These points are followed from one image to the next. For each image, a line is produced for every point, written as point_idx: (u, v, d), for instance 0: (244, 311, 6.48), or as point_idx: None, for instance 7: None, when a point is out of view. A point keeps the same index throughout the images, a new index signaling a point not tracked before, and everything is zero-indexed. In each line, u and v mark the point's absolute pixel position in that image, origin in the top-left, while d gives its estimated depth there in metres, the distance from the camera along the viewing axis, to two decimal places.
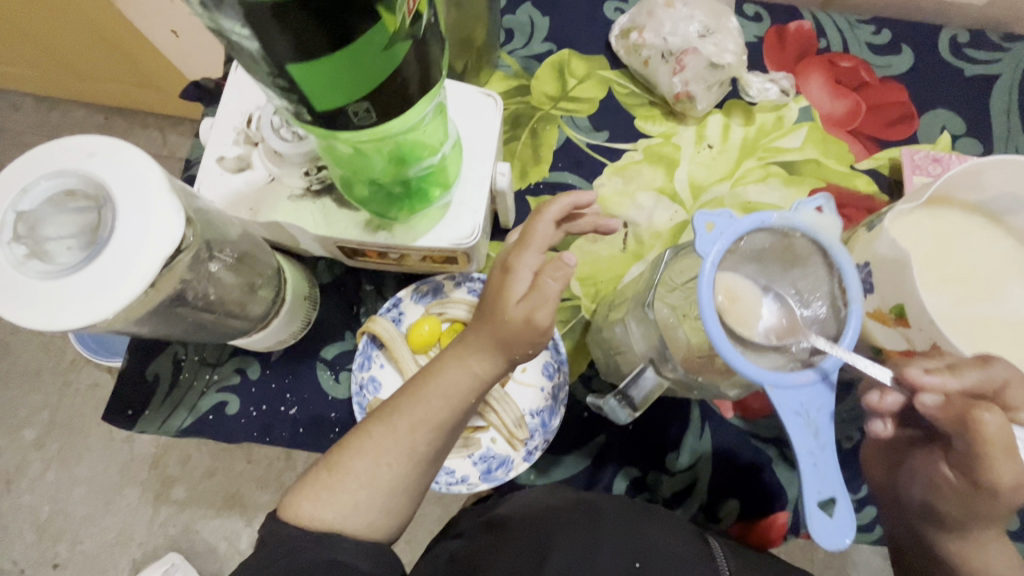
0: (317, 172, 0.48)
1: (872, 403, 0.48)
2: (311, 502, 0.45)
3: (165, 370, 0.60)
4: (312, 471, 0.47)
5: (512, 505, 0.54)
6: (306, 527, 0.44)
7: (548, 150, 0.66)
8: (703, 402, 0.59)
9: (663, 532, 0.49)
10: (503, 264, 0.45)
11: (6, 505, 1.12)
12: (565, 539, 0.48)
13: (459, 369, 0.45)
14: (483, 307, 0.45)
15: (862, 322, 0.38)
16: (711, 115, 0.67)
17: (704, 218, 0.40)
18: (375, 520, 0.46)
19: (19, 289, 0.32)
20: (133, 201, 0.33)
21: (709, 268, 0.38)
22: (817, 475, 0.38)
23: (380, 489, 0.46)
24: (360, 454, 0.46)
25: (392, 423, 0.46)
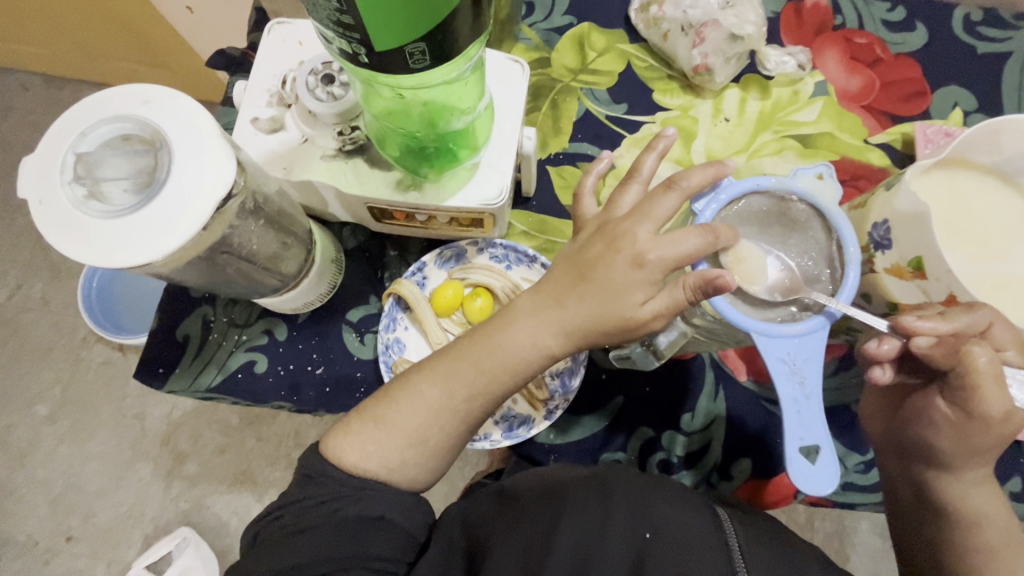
0: (351, 132, 0.50)
1: (869, 351, 0.45)
2: (357, 451, 0.48)
3: (194, 331, 0.61)
4: (357, 418, 0.50)
5: (529, 475, 0.55)
6: (351, 474, 0.48)
7: (567, 122, 0.68)
8: (717, 365, 0.61)
9: (676, 508, 0.48)
10: (614, 239, 0.41)
11: (18, 479, 1.13)
12: (573, 516, 0.48)
13: (535, 352, 0.44)
14: (581, 287, 0.42)
15: (859, 280, 0.39)
16: (728, 89, 0.68)
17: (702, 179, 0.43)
18: (415, 474, 0.49)
19: (81, 226, 0.34)
20: (188, 146, 0.35)
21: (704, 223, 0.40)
22: (802, 422, 0.37)
23: (423, 447, 0.48)
24: (410, 412, 0.47)
25: (448, 388, 0.47)
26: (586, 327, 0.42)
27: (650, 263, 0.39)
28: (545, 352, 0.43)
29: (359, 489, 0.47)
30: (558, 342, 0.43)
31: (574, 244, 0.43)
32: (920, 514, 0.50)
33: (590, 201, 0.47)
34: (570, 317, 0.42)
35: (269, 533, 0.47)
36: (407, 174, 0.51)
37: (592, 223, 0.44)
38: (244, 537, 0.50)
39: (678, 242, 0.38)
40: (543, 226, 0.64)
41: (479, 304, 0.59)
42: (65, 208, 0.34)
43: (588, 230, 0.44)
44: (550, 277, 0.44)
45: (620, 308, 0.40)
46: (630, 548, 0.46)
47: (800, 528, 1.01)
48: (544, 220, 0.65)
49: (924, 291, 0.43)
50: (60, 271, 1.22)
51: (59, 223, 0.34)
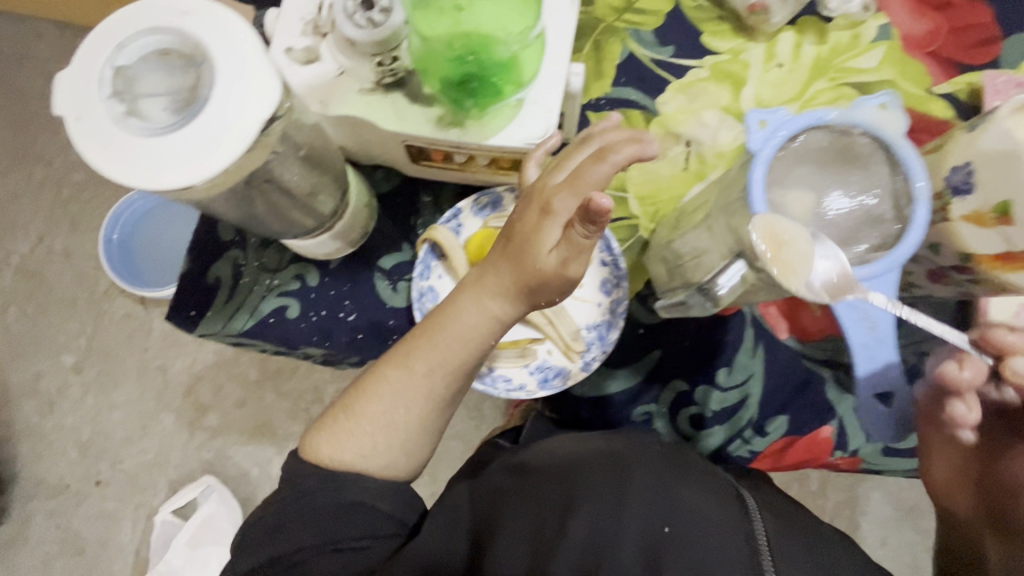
0: (391, 63, 0.47)
1: (947, 373, 0.48)
2: (331, 446, 0.50)
3: (225, 274, 0.60)
4: (330, 415, 0.51)
5: (541, 449, 0.51)
6: (329, 467, 0.50)
7: (610, 64, 0.64)
8: (759, 323, 0.59)
9: (697, 495, 0.44)
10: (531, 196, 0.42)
11: (48, 425, 1.16)
12: (589, 497, 0.45)
13: (481, 317, 0.45)
14: (507, 250, 0.43)
15: (931, 216, 0.33)
16: (783, 32, 0.64)
17: (756, 116, 0.36)
18: (391, 455, 0.50)
19: (121, 144, 0.32)
20: (230, 60, 0.33)
21: (760, 166, 0.35)
22: None
23: (393, 428, 0.49)
24: (376, 397, 0.49)
25: (409, 365, 0.48)
26: (519, 287, 0.43)
27: (556, 210, 0.40)
28: (490, 316, 0.45)
29: (334, 480, 0.49)
30: (497, 305, 0.45)
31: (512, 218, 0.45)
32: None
33: (534, 168, 0.47)
34: (502, 280, 0.43)
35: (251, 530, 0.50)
36: (449, 111, 0.48)
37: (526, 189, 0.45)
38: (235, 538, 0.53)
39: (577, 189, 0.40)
40: None
41: None
42: (105, 126, 0.32)
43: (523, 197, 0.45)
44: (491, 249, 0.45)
45: (532, 261, 0.41)
46: (644, 539, 0.43)
47: (812, 497, 1.01)
48: None
49: (1007, 239, 0.40)
50: (80, 223, 1.20)
51: (99, 142, 0.32)
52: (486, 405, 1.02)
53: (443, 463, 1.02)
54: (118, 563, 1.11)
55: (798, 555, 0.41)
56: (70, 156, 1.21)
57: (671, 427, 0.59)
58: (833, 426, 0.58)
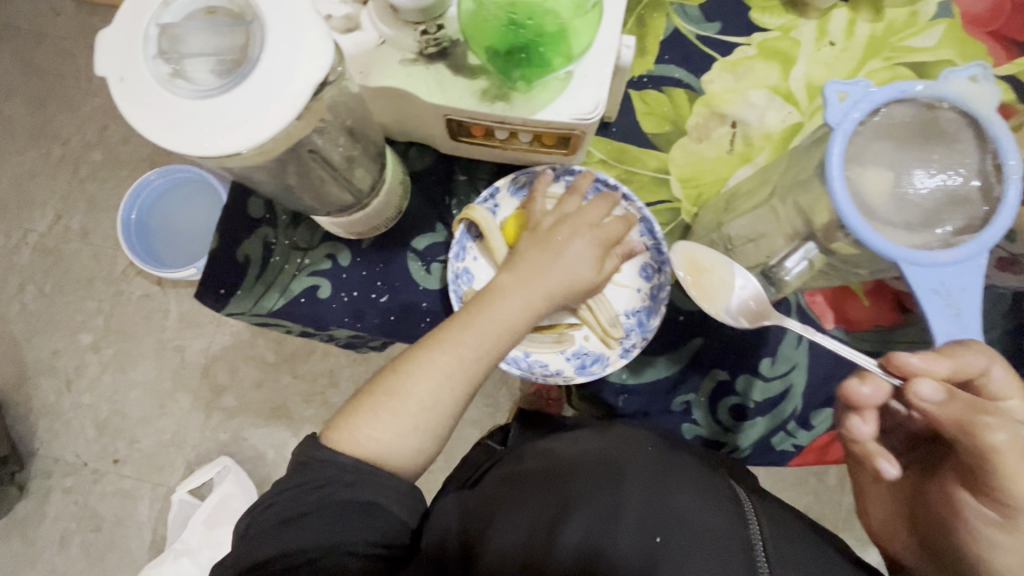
0: (436, 32, 0.45)
1: (847, 391, 0.39)
2: (371, 429, 0.45)
3: (255, 252, 0.59)
4: (366, 396, 0.47)
5: (534, 453, 0.51)
6: (353, 455, 0.45)
7: (653, 41, 0.62)
8: (804, 312, 0.57)
9: (693, 499, 0.45)
10: (564, 220, 0.51)
11: (66, 403, 1.16)
12: (588, 497, 0.45)
13: (528, 313, 0.48)
14: (557, 260, 0.49)
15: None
16: (836, 9, 0.61)
17: (836, 86, 0.33)
18: (422, 443, 0.47)
19: (168, 106, 0.31)
20: (282, 18, 0.31)
21: (839, 144, 0.32)
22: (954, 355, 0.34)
23: (438, 411, 0.46)
24: (421, 378, 0.46)
25: (459, 353, 0.46)
26: (564, 293, 0.49)
27: (601, 238, 0.51)
28: (536, 312, 0.48)
29: (355, 474, 0.44)
30: (546, 302, 0.48)
31: (540, 232, 0.51)
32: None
33: (542, 203, 0.54)
34: (553, 284, 0.48)
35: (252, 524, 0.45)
36: (493, 84, 0.46)
37: (552, 216, 0.52)
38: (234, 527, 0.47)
39: (605, 230, 0.51)
40: (622, 155, 0.60)
41: None
42: (150, 86, 0.31)
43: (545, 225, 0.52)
44: (527, 251, 0.50)
45: (585, 277, 0.50)
46: (639, 542, 0.43)
47: (830, 492, 0.99)
48: (625, 149, 0.60)
49: None
50: (98, 203, 1.19)
51: (145, 104, 0.31)
52: (501, 392, 1.01)
53: (457, 449, 1.02)
54: (134, 541, 1.11)
55: (792, 557, 0.43)
56: (87, 135, 1.20)
57: (712, 418, 0.57)
58: None
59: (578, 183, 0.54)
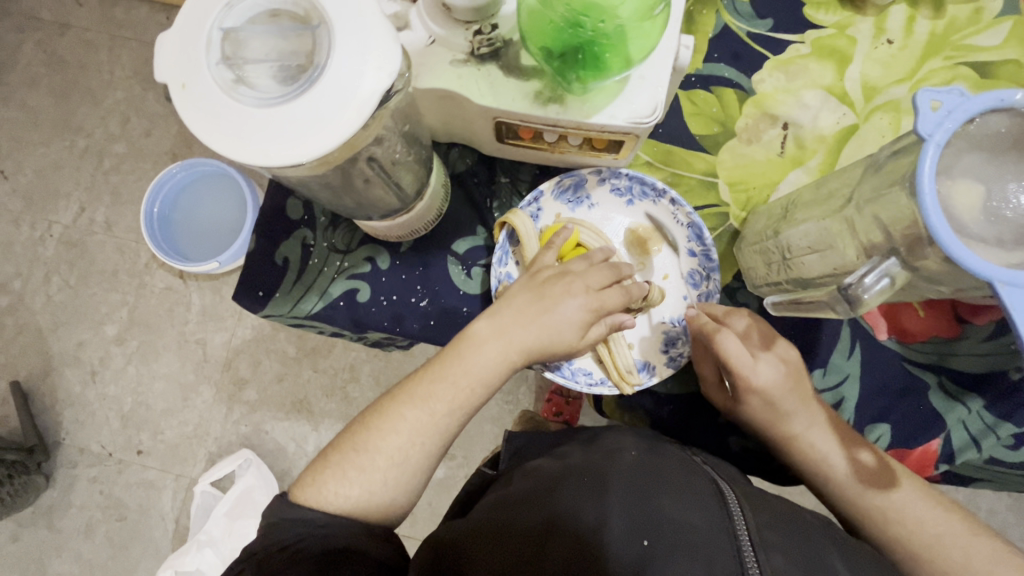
0: (489, 33, 0.43)
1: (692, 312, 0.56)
2: (337, 483, 0.45)
3: (294, 254, 0.58)
4: (336, 451, 0.47)
5: (523, 474, 0.52)
6: (322, 513, 0.44)
7: (702, 38, 0.59)
8: (855, 322, 0.56)
9: (677, 499, 0.44)
10: (562, 270, 0.50)
11: (91, 394, 1.17)
12: (573, 505, 0.45)
13: (502, 367, 0.47)
14: (535, 315, 0.47)
15: None
16: (895, 5, 0.59)
17: (928, 95, 0.32)
18: (399, 496, 0.46)
19: (232, 115, 0.30)
20: (351, 25, 0.30)
21: (932, 156, 0.31)
22: None
23: (409, 468, 0.46)
24: (391, 436, 0.46)
25: (429, 409, 0.46)
26: (543, 351, 0.48)
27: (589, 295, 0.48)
28: (510, 366, 0.47)
29: (328, 524, 0.43)
30: (522, 358, 0.47)
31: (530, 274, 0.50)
32: (879, 525, 0.47)
33: (553, 253, 0.51)
34: (532, 340, 0.47)
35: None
36: (548, 86, 0.45)
37: (555, 267, 0.50)
38: None
39: (603, 295, 0.49)
40: (668, 157, 0.58)
41: None
42: (213, 92, 0.30)
43: (546, 275, 0.49)
44: (513, 298, 0.48)
45: (566, 338, 0.48)
46: (626, 544, 0.41)
47: None
48: (671, 150, 0.58)
49: None
50: (122, 195, 1.19)
51: (210, 110, 0.30)
52: (521, 389, 1.01)
53: (477, 446, 1.01)
54: (158, 531, 1.12)
55: (780, 546, 0.41)
56: (110, 128, 1.20)
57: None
58: (940, 441, 0.54)
59: (592, 252, 0.52)
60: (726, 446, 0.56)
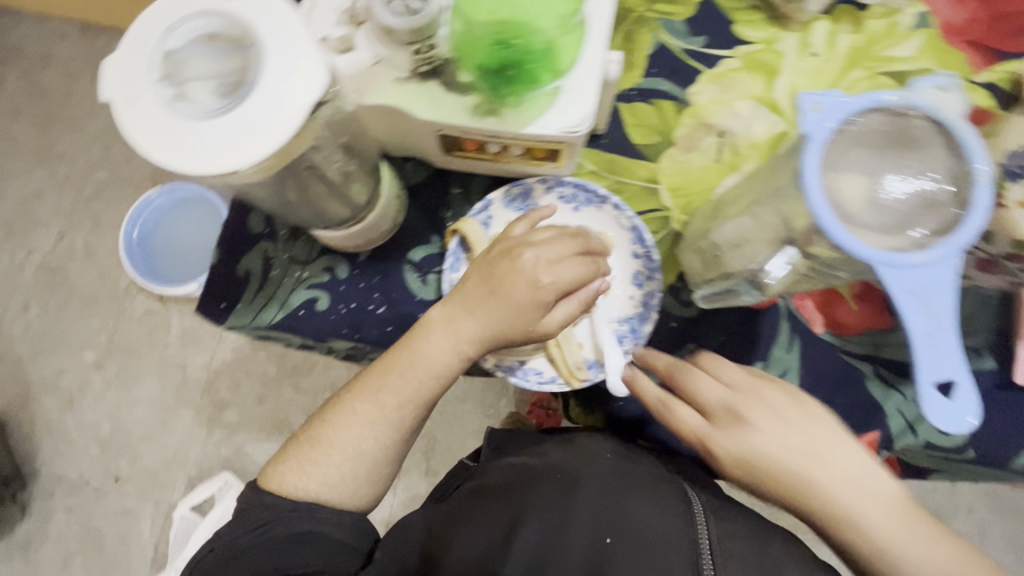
0: (428, 51, 0.47)
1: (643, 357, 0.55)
2: (297, 475, 0.51)
3: (255, 267, 0.60)
4: (296, 444, 0.52)
5: (501, 467, 0.55)
6: (289, 497, 0.50)
7: (641, 54, 0.63)
8: (793, 317, 0.59)
9: (640, 504, 0.48)
10: (513, 248, 0.48)
11: (69, 421, 1.16)
12: (541, 507, 0.49)
13: (453, 355, 0.49)
14: (487, 301, 0.48)
15: (996, 200, 0.33)
16: (817, 21, 0.63)
17: (810, 98, 0.35)
18: (357, 487, 0.51)
19: (172, 128, 0.32)
20: (280, 45, 0.32)
21: (815, 151, 0.34)
22: (933, 351, 0.36)
23: (363, 458, 0.50)
24: (345, 430, 0.50)
25: (378, 401, 0.50)
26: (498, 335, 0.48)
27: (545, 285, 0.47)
28: (461, 355, 0.49)
29: (294, 506, 0.50)
30: (473, 347, 0.49)
31: (485, 260, 0.49)
32: None
33: (520, 227, 0.51)
34: (483, 326, 0.48)
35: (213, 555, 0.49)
36: (484, 99, 0.48)
37: (512, 241, 0.50)
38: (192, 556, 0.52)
39: (557, 269, 0.48)
40: (612, 165, 0.61)
41: None
42: (154, 108, 0.32)
43: (493, 250, 0.50)
44: (471, 284, 0.49)
45: (521, 320, 0.48)
46: (589, 544, 0.46)
47: None
48: (615, 159, 0.62)
49: None
50: (102, 221, 1.21)
51: (152, 125, 0.32)
52: (502, 402, 1.02)
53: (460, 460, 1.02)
54: (137, 560, 1.11)
55: (737, 552, 0.45)
56: (91, 155, 1.22)
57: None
58: (880, 430, 0.57)
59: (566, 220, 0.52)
60: (678, 441, 0.59)
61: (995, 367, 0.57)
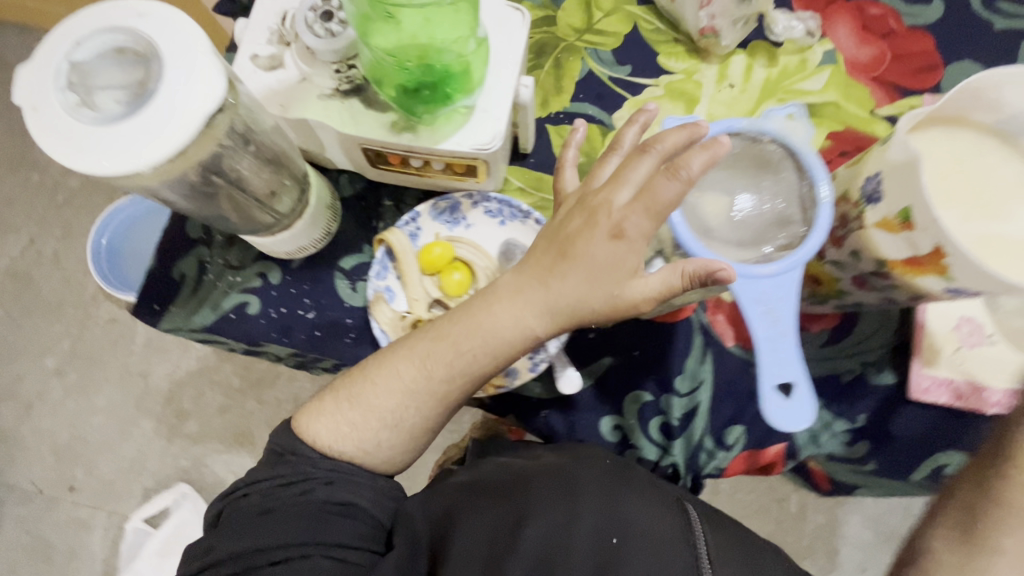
0: (348, 71, 0.50)
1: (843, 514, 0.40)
2: (331, 433, 0.51)
3: (190, 271, 0.62)
4: (331, 396, 0.52)
5: (495, 464, 0.57)
6: (323, 454, 0.51)
7: (570, 80, 0.67)
8: (706, 331, 0.62)
9: (640, 503, 0.51)
10: (587, 202, 0.44)
11: (26, 429, 1.15)
12: (543, 506, 0.50)
13: (517, 330, 0.46)
14: (562, 265, 0.44)
15: (833, 219, 0.38)
16: (735, 55, 0.67)
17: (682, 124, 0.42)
18: (397, 455, 0.52)
19: (74, 131, 0.35)
20: (180, 59, 0.35)
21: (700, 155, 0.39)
22: (776, 360, 0.38)
23: (401, 427, 0.50)
24: (383, 395, 0.50)
25: (426, 369, 0.49)
26: (570, 310, 0.44)
27: (628, 234, 0.41)
28: (536, 329, 0.46)
29: (330, 473, 0.50)
30: (544, 320, 0.45)
31: (556, 219, 0.46)
32: None
33: (569, 171, 0.51)
34: (554, 297, 0.44)
35: (237, 513, 0.49)
36: (402, 117, 0.51)
37: (574, 194, 0.47)
38: (207, 512, 0.52)
39: (653, 197, 0.40)
40: (539, 183, 0.64)
41: (456, 278, 0.59)
42: (58, 113, 0.35)
43: (567, 206, 0.46)
44: (533, 253, 0.46)
45: (608, 284, 0.43)
46: (598, 542, 0.48)
47: (793, 519, 1.08)
48: (542, 178, 0.65)
49: (913, 243, 0.41)
50: (74, 228, 1.22)
51: (50, 127, 0.35)
52: (463, 417, 1.03)
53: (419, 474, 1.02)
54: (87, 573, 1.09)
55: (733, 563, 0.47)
56: None
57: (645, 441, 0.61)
58: (786, 441, 0.60)
59: (625, 137, 0.48)
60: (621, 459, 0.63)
61: (897, 382, 0.60)
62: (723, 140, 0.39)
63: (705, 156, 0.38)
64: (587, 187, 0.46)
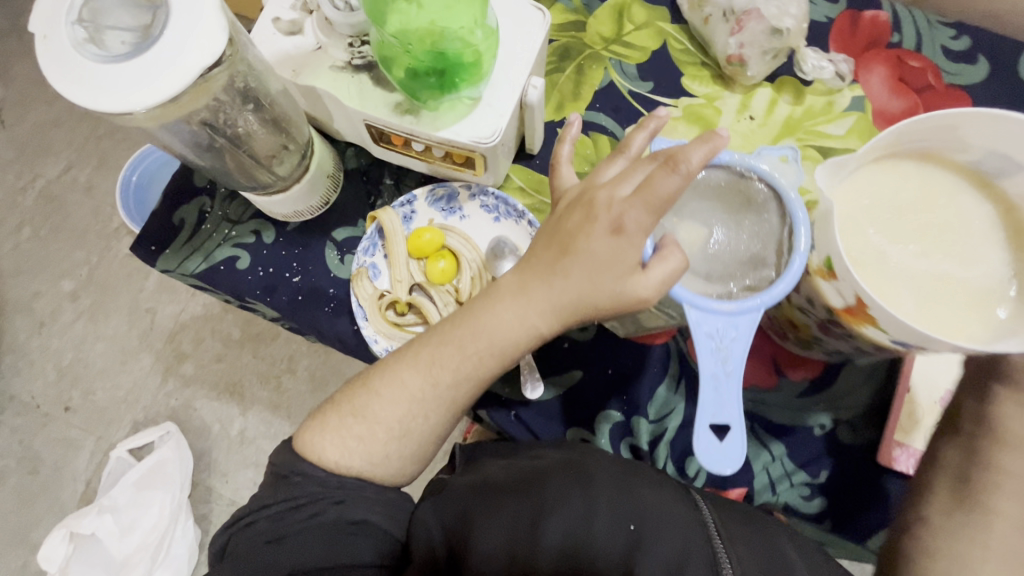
0: (361, 46, 0.50)
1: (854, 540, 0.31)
2: (338, 450, 0.49)
3: (190, 218, 0.64)
4: (335, 414, 0.51)
5: (501, 463, 0.55)
6: (332, 473, 0.49)
7: (589, 89, 0.67)
8: (683, 360, 0.61)
9: (655, 495, 0.49)
10: (590, 198, 0.43)
11: (34, 344, 1.20)
12: (557, 501, 0.49)
13: (523, 332, 0.45)
14: (565, 261, 0.43)
15: (804, 268, 0.38)
16: (761, 87, 0.66)
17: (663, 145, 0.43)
18: (406, 465, 0.51)
19: (75, 64, 0.36)
20: (185, 9, 0.36)
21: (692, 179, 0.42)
22: (716, 398, 0.38)
23: (407, 435, 0.49)
24: (389, 406, 0.49)
25: (432, 375, 0.48)
26: (573, 308, 0.43)
27: (627, 228, 0.41)
28: (553, 324, 0.44)
29: (337, 492, 0.49)
30: (546, 322, 0.44)
31: (553, 217, 0.45)
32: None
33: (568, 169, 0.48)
34: (557, 295, 0.43)
35: (242, 540, 0.48)
36: (407, 99, 0.51)
37: (574, 189, 0.46)
38: (213, 543, 0.51)
39: (650, 193, 0.39)
40: (540, 185, 0.64)
41: (442, 266, 0.59)
42: (64, 45, 0.36)
43: (567, 201, 0.45)
44: (534, 253, 0.45)
45: (605, 283, 0.41)
46: (615, 533, 0.47)
47: None
48: (543, 180, 0.64)
49: (842, 291, 0.43)
50: (110, 160, 1.27)
51: (55, 56, 0.36)
52: None
53: None
54: (67, 491, 1.13)
55: (743, 538, 0.45)
56: None
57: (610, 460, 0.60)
58: (746, 482, 0.58)
59: (632, 139, 0.46)
60: None
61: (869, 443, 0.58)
62: (723, 131, 0.39)
63: (705, 149, 0.38)
64: (586, 184, 0.45)
